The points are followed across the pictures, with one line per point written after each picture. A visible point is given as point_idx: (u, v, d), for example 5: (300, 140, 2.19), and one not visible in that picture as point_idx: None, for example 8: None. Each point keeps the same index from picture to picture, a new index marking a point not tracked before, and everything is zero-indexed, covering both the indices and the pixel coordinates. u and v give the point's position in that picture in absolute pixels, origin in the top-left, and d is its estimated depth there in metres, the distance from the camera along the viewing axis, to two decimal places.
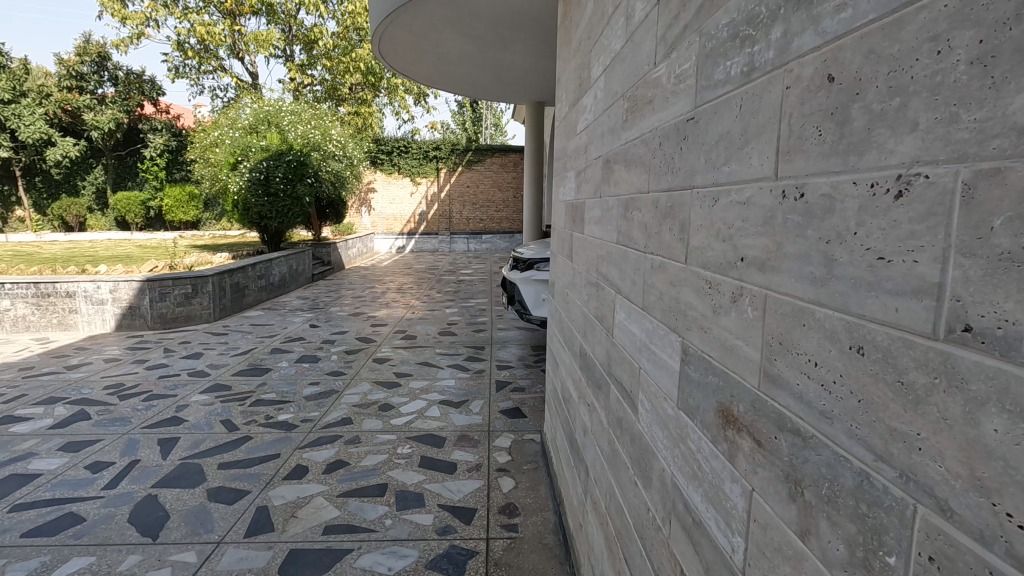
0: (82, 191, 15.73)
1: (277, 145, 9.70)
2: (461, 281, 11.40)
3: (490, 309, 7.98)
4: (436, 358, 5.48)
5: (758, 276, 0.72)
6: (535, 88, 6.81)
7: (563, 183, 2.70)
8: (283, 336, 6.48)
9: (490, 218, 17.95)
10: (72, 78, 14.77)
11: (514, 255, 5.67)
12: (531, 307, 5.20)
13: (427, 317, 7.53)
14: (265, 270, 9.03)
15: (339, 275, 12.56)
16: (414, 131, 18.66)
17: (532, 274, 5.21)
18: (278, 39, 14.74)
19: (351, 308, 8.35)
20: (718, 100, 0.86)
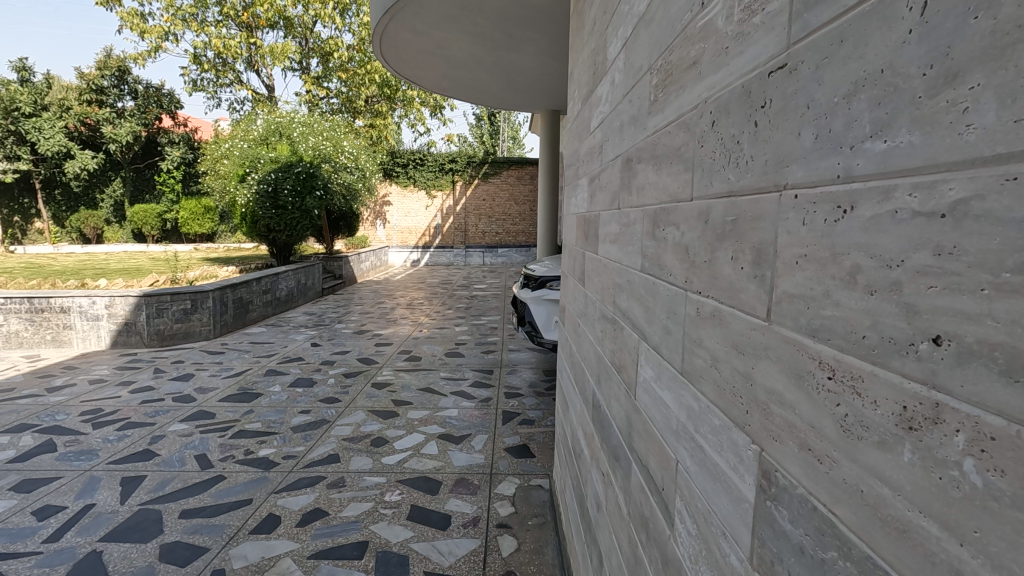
0: (100, 203, 15.83)
1: (287, 157, 9.49)
2: (474, 296, 11.02)
3: (502, 328, 7.57)
4: (440, 383, 5.07)
5: (1009, 395, 0.30)
6: (550, 95, 6.46)
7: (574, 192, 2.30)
8: (281, 355, 6.14)
9: (506, 231, 17.59)
10: (92, 92, 14.90)
11: (525, 272, 5.26)
12: (542, 329, 4.76)
13: (435, 336, 7.13)
14: (270, 284, 8.76)
15: (350, 289, 12.29)
16: (431, 144, 18.47)
17: (544, 293, 4.78)
18: (295, 52, 14.68)
19: (357, 324, 8.00)
20: (851, 18, 0.44)
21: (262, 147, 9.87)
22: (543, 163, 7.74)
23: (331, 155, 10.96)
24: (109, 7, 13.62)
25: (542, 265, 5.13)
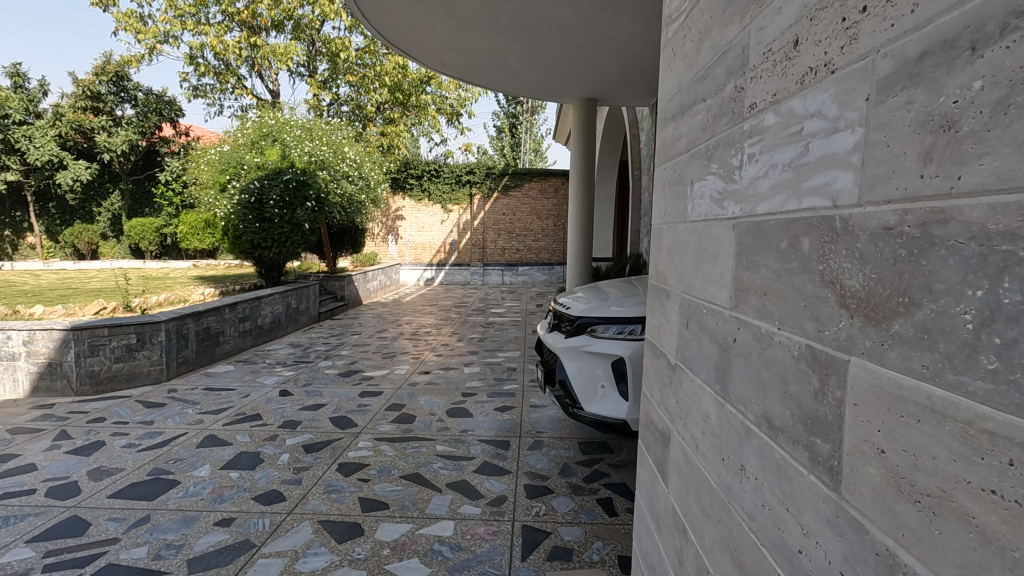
0: (97, 217, 15.00)
1: (275, 164, 8.30)
2: (490, 323, 9.57)
3: (520, 371, 6.09)
4: (433, 466, 3.59)
5: None
6: (584, 78, 5.09)
7: (714, 174, 0.99)
8: (235, 410, 4.75)
9: (528, 248, 16.12)
10: (88, 99, 14.07)
11: (556, 310, 3.79)
12: (582, 398, 3.24)
13: (437, 382, 5.67)
14: (250, 310, 7.48)
15: (353, 312, 10.98)
16: (447, 154, 17.28)
17: (582, 343, 3.28)
18: (299, 54, 13.59)
19: (345, 361, 6.64)
20: None
21: (248, 151, 8.66)
22: (575, 168, 6.19)
23: (329, 162, 9.72)
24: (104, 7, 12.74)
25: (577, 301, 3.68)
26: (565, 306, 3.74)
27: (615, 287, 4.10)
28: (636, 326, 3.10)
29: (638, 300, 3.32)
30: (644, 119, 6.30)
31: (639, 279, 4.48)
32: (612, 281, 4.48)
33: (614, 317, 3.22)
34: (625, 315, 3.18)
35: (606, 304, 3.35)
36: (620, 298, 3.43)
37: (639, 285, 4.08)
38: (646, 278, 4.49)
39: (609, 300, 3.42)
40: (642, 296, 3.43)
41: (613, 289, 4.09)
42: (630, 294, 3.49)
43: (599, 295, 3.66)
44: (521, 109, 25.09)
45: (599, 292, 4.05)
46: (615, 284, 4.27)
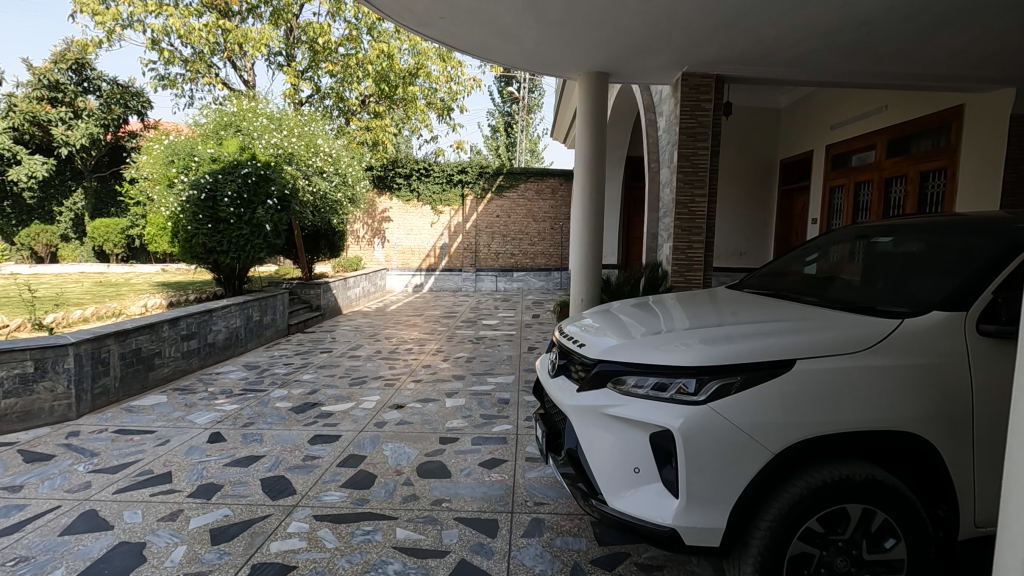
0: (58, 217, 13.93)
1: (233, 156, 7.21)
2: (481, 338, 8.51)
3: (512, 406, 5.02)
4: (383, 572, 2.50)
5: None
6: (597, 41, 4.06)
7: None
8: (140, 465, 3.65)
9: (523, 253, 15.07)
10: (46, 88, 13.02)
11: (566, 348, 2.73)
12: (603, 486, 2.15)
13: (411, 421, 4.59)
14: (198, 325, 6.41)
15: (329, 324, 9.90)
16: (438, 152, 16.25)
17: (600, 403, 2.21)
18: (277, 41, 12.51)
19: (304, 390, 5.54)
20: None
21: (203, 141, 7.57)
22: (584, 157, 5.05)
23: (299, 156, 8.63)
24: None
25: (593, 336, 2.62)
26: (576, 342, 2.68)
27: (635, 315, 3.04)
28: (688, 379, 2.04)
29: (684, 335, 2.26)
30: (662, 101, 5.26)
31: (661, 301, 3.44)
32: (628, 305, 3.42)
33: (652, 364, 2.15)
34: (670, 360, 2.10)
35: (637, 343, 2.29)
36: (656, 332, 2.38)
37: (666, 314, 3.03)
38: (671, 300, 3.45)
39: (640, 336, 2.36)
40: (686, 328, 2.39)
41: (632, 318, 3.04)
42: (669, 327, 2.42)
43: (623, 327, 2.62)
44: (516, 107, 24.13)
45: (616, 321, 2.99)
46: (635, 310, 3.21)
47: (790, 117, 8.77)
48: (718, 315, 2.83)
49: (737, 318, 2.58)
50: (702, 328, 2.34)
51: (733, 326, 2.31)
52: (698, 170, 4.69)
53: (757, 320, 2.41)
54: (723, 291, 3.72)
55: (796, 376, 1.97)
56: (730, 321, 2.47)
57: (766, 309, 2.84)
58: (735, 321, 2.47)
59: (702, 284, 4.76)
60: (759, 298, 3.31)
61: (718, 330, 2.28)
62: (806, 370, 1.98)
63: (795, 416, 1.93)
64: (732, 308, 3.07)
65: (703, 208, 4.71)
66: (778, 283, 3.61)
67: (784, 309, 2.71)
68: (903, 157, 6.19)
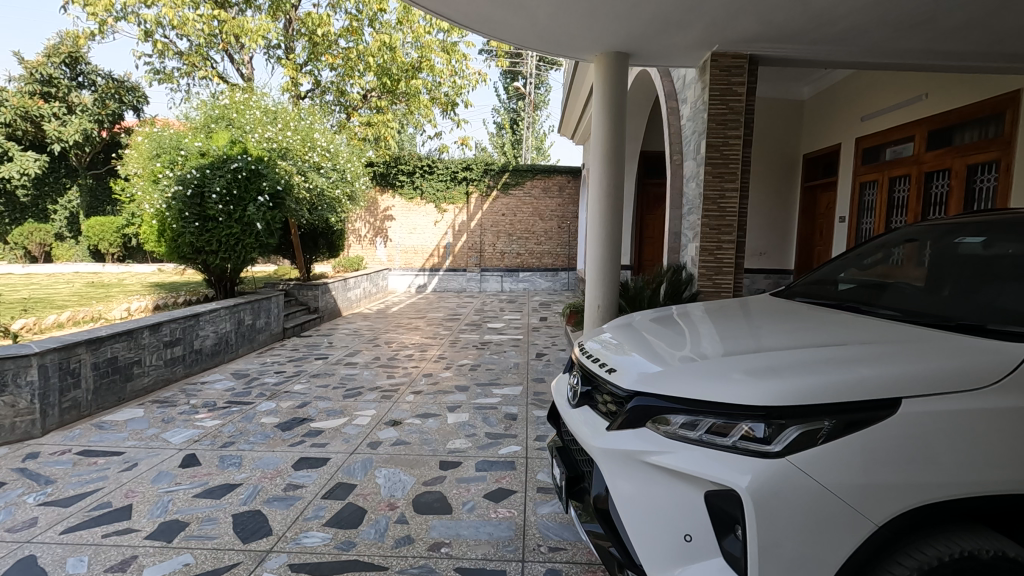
0: (53, 215, 13.57)
1: (222, 150, 6.78)
2: (486, 343, 8.06)
3: (521, 423, 4.55)
4: None
5: None
6: (619, 13, 3.58)
7: None
8: (98, 496, 3.21)
9: (529, 252, 14.60)
10: (39, 83, 12.65)
11: (589, 373, 2.25)
12: (646, 557, 1.68)
13: (408, 441, 4.12)
14: (183, 331, 5.98)
15: (328, 327, 9.47)
16: (443, 149, 15.81)
17: (638, 449, 1.73)
18: (276, 33, 12.08)
19: (293, 403, 5.08)
20: None
21: (192, 134, 7.15)
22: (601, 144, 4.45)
23: (295, 151, 8.20)
24: None
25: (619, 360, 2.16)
26: (601, 366, 2.21)
27: (663, 334, 2.57)
28: (756, 423, 1.56)
29: (742, 362, 1.79)
30: (686, 87, 4.80)
31: (688, 314, 2.97)
32: (649, 319, 2.95)
33: (704, 401, 1.68)
34: (729, 397, 1.63)
35: (680, 371, 1.82)
36: (701, 356, 1.91)
37: (697, 331, 2.56)
38: (699, 313, 2.98)
39: (682, 361, 1.89)
40: (738, 351, 1.92)
41: (659, 336, 2.56)
42: (716, 351, 1.95)
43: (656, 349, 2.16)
44: (522, 103, 23.66)
45: (642, 340, 2.52)
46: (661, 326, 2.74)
47: (814, 110, 8.29)
48: (764, 332, 2.37)
49: (794, 336, 2.11)
50: (761, 352, 1.86)
51: (802, 350, 1.83)
52: (729, 162, 4.21)
53: (828, 342, 1.94)
54: (760, 300, 3.24)
55: (920, 422, 1.50)
56: (789, 341, 2.00)
57: (824, 324, 2.37)
58: (798, 341, 2.00)
59: (733, 290, 4.28)
60: (806, 309, 2.84)
61: (785, 356, 1.80)
62: (930, 414, 1.51)
63: (918, 476, 1.47)
64: (777, 321, 2.60)
65: (734, 204, 4.22)
66: (829, 289, 3.13)
67: (852, 325, 2.24)
68: (945, 148, 5.69)
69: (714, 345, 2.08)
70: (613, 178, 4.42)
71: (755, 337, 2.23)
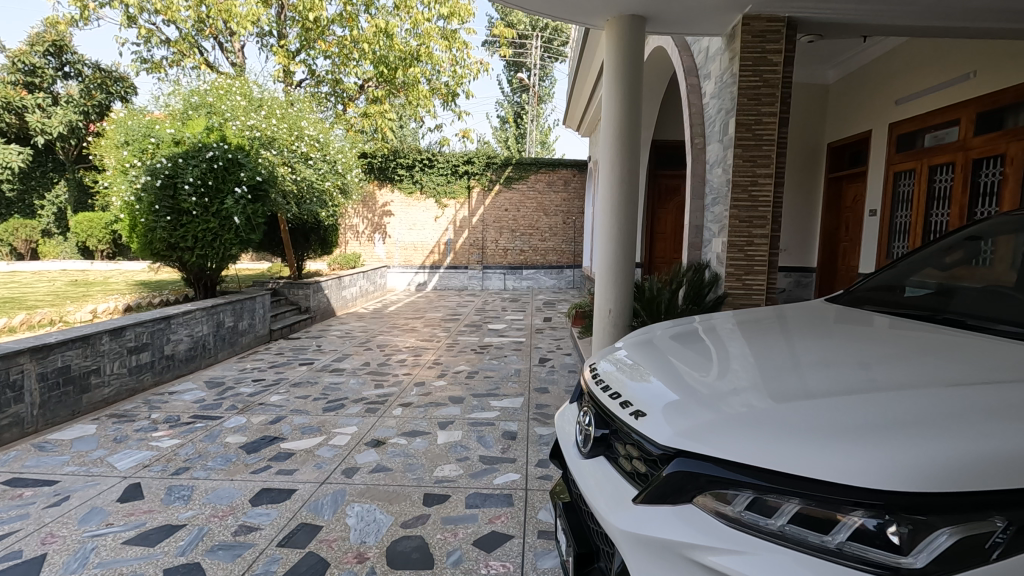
0: (39, 211, 13.09)
1: (197, 138, 6.23)
2: (486, 346, 7.50)
3: (521, 444, 3.97)
4: None
5: None
6: None
7: None
8: (9, 542, 2.66)
9: (533, 249, 14.03)
10: (22, 73, 12.15)
11: (603, 409, 1.69)
12: None
13: (390, 467, 3.56)
14: (151, 335, 5.45)
15: (320, 328, 8.94)
16: (443, 142, 15.25)
17: (681, 539, 1.16)
18: (268, 19, 11.51)
19: (265, 417, 4.53)
20: None
21: (167, 121, 6.60)
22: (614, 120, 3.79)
23: (281, 140, 7.66)
24: None
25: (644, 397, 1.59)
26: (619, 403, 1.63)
27: (691, 354, 2.01)
28: (869, 517, 1.01)
29: (825, 412, 1.23)
30: (710, 59, 4.19)
31: (716, 327, 2.41)
32: (668, 335, 2.37)
33: (789, 475, 1.11)
34: (831, 474, 1.06)
35: (742, 423, 1.25)
36: (762, 399, 1.35)
37: (733, 352, 2.00)
38: (729, 326, 2.41)
39: (742, 407, 1.32)
40: (810, 394, 1.36)
41: (686, 357, 1.99)
42: (781, 391, 1.38)
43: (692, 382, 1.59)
44: (527, 96, 23.05)
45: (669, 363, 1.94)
46: (685, 346, 2.15)
47: (841, 95, 7.66)
48: (820, 355, 1.81)
49: (867, 367, 1.56)
50: (852, 396, 1.30)
51: (910, 393, 1.28)
52: (762, 143, 3.61)
53: (935, 378, 1.38)
54: (800, 307, 2.67)
55: None
56: (871, 376, 1.45)
57: (895, 345, 1.82)
58: (885, 378, 1.43)
59: (766, 293, 3.71)
60: (859, 321, 2.28)
61: (887, 403, 1.24)
62: None
63: None
64: (829, 339, 2.04)
65: (767, 192, 3.63)
66: (898, 296, 2.52)
67: (948, 350, 1.68)
68: (998, 132, 5.07)
69: (768, 378, 1.52)
70: (626, 167, 3.79)
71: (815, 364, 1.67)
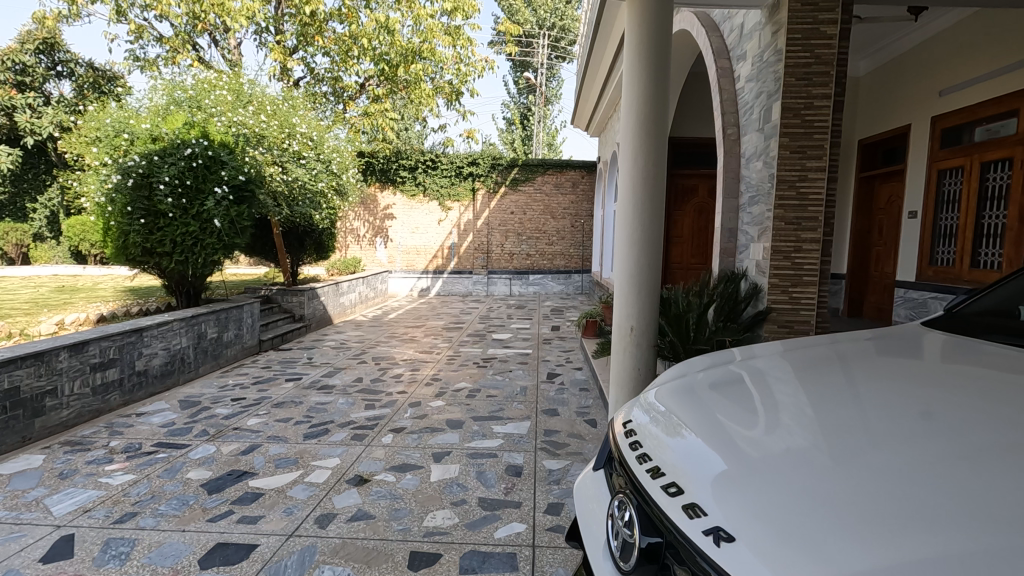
0: (31, 215, 12.65)
1: (175, 134, 5.73)
2: (490, 358, 6.97)
3: (527, 483, 3.42)
4: None
5: None
6: None
7: None
8: None
9: (540, 253, 13.50)
10: (12, 72, 11.73)
11: (652, 509, 1.29)
12: None
13: (373, 513, 3.02)
14: (121, 349, 4.95)
15: (315, 338, 8.45)
16: (447, 143, 14.76)
17: None
18: (264, 15, 11.05)
19: (237, 446, 3.99)
20: None
21: (142, 114, 6.06)
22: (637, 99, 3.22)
23: (271, 138, 7.18)
24: None
25: (710, 503, 1.18)
26: (680, 511, 1.23)
27: (745, 404, 1.59)
28: None
29: (1003, 566, 0.86)
30: (746, 36, 3.64)
31: (762, 360, 1.97)
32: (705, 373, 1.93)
33: None
34: None
35: None
36: (890, 532, 0.97)
37: (796, 399, 1.59)
38: (780, 358, 1.97)
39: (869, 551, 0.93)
40: (943, 512, 0.99)
41: (732, 409, 1.57)
42: (911, 517, 0.99)
43: (764, 476, 1.20)
44: (534, 98, 22.56)
45: (718, 419, 1.53)
46: (724, 388, 1.74)
47: (874, 87, 7.08)
48: (895, 408, 1.44)
49: (972, 444, 1.21)
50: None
51: None
52: (814, 131, 3.05)
53: None
54: (856, 335, 2.20)
55: None
56: (994, 468, 1.10)
57: (979, 394, 1.48)
58: None
59: (816, 307, 3.16)
60: (912, 352, 1.90)
61: None
62: None
63: None
64: (903, 380, 1.65)
65: (819, 189, 3.07)
66: (1020, 321, 1.94)
67: None
68: None
69: (864, 474, 1.14)
70: (648, 166, 3.19)
71: (903, 430, 1.31)
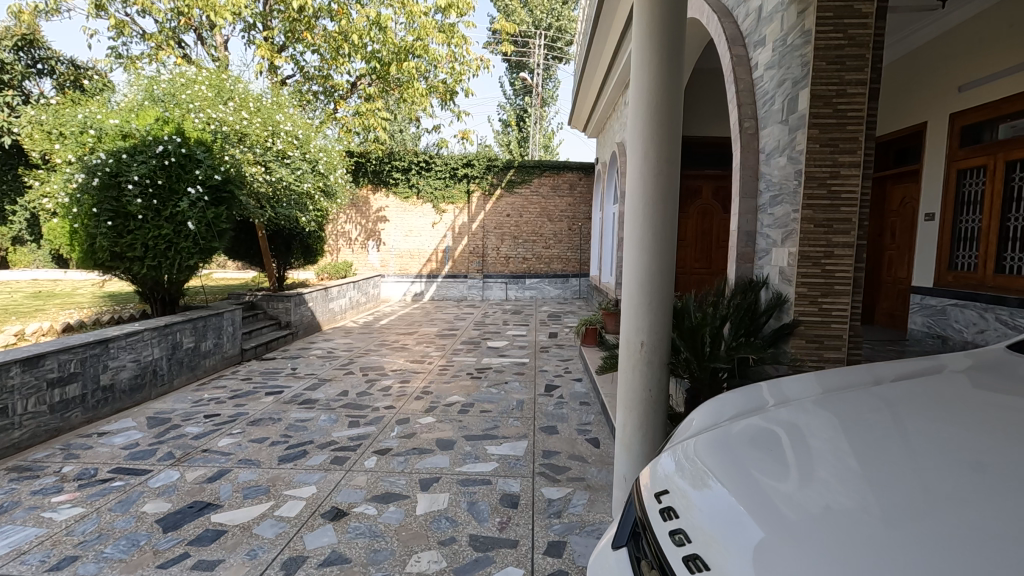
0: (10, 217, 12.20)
1: (146, 130, 5.36)
2: (485, 368, 6.61)
3: (525, 516, 3.05)
4: None
5: None
6: None
7: None
8: None
9: (537, 256, 13.17)
10: None
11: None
12: None
13: (349, 556, 2.65)
14: (83, 362, 4.56)
15: (302, 346, 8.06)
16: (441, 144, 14.44)
17: None
18: (252, 11, 10.69)
19: (204, 472, 3.61)
20: None
21: (112, 109, 5.68)
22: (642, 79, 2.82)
23: (253, 136, 6.82)
24: None
25: None
26: None
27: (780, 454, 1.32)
28: None
29: None
30: (766, 20, 3.29)
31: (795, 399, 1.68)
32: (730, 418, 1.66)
33: None
34: None
35: None
36: None
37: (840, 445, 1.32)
38: (816, 395, 1.68)
39: None
40: None
41: (759, 455, 1.35)
42: None
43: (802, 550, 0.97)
44: (530, 99, 22.27)
45: (743, 469, 1.30)
46: (751, 431, 1.49)
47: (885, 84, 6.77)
48: (953, 450, 1.20)
49: None
50: None
51: None
52: (848, 121, 2.71)
53: None
54: (902, 365, 1.93)
55: None
56: None
57: None
58: None
59: (849, 317, 2.81)
60: (965, 383, 1.65)
61: None
62: None
63: None
64: (967, 420, 1.36)
65: (853, 186, 2.73)
66: None
67: None
68: None
69: (924, 545, 0.91)
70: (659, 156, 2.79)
71: (965, 479, 1.08)
